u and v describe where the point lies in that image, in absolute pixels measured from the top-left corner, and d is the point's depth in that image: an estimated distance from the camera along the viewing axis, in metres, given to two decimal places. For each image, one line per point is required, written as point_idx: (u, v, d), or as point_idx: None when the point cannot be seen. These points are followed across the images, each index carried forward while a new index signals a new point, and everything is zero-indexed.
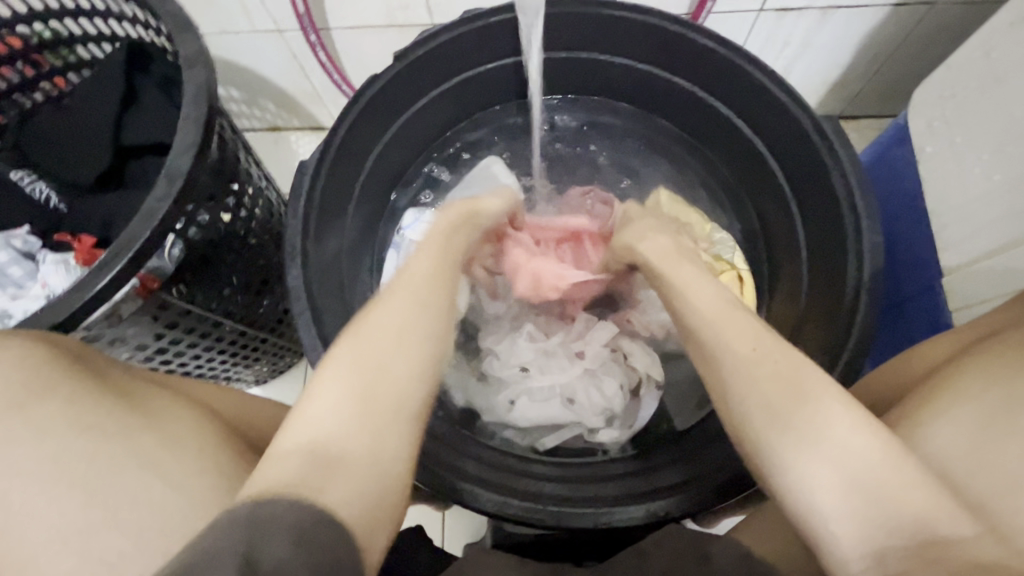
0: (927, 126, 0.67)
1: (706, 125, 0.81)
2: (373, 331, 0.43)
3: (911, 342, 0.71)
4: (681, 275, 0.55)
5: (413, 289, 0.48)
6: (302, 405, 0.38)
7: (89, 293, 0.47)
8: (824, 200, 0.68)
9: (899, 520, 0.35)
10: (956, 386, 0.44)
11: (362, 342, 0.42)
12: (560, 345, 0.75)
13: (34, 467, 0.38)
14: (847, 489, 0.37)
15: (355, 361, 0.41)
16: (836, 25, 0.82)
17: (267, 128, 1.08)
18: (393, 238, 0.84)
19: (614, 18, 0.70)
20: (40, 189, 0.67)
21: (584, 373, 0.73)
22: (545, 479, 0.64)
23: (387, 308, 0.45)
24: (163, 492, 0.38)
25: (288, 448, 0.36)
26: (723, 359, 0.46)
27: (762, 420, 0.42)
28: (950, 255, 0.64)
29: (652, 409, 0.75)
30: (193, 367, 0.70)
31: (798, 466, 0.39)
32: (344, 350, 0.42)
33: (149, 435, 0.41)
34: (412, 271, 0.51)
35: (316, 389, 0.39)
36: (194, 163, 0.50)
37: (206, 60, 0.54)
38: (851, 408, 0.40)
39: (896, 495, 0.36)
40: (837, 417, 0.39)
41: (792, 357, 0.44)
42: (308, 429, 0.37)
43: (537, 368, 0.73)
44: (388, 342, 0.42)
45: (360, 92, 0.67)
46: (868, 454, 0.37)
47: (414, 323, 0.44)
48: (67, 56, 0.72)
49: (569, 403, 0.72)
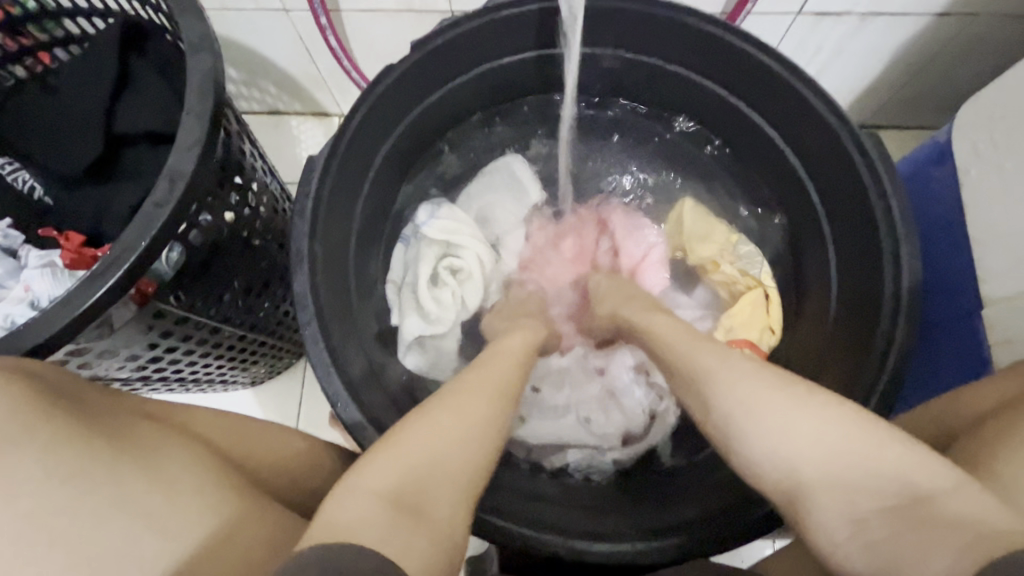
0: (972, 148, 0.63)
1: (735, 132, 0.77)
2: (455, 397, 0.46)
3: (945, 371, 0.68)
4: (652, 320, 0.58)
5: (495, 370, 0.52)
6: (382, 454, 0.40)
7: (81, 306, 0.43)
8: (859, 221, 0.64)
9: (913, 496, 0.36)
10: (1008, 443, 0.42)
11: (445, 416, 0.43)
12: (580, 362, 0.72)
13: (16, 511, 0.34)
14: (843, 469, 0.39)
15: (433, 428, 0.42)
16: (873, 32, 0.78)
17: (266, 111, 1.02)
18: (404, 231, 0.79)
19: (649, 16, 0.65)
20: (23, 179, 0.62)
21: (603, 391, 0.71)
22: (540, 505, 0.60)
23: (471, 383, 0.48)
24: (160, 543, 0.35)
25: (364, 492, 0.37)
26: (736, 376, 0.46)
27: (740, 425, 0.44)
28: (990, 285, 0.61)
29: (667, 428, 0.70)
30: (188, 372, 0.65)
31: (795, 453, 0.41)
32: (427, 411, 0.44)
33: (145, 470, 0.37)
34: (491, 367, 0.52)
35: (394, 442, 0.41)
36: (199, 162, 0.46)
37: (211, 46, 0.48)
38: (775, 388, 0.44)
39: (905, 473, 0.37)
40: (774, 404, 0.43)
41: (736, 375, 0.46)
42: (383, 480, 0.38)
43: (548, 384, 0.71)
44: (469, 407, 0.45)
45: (374, 85, 0.62)
46: (831, 424, 0.40)
47: (493, 412, 0.46)
48: (53, 30, 0.66)
49: (585, 422, 0.70)
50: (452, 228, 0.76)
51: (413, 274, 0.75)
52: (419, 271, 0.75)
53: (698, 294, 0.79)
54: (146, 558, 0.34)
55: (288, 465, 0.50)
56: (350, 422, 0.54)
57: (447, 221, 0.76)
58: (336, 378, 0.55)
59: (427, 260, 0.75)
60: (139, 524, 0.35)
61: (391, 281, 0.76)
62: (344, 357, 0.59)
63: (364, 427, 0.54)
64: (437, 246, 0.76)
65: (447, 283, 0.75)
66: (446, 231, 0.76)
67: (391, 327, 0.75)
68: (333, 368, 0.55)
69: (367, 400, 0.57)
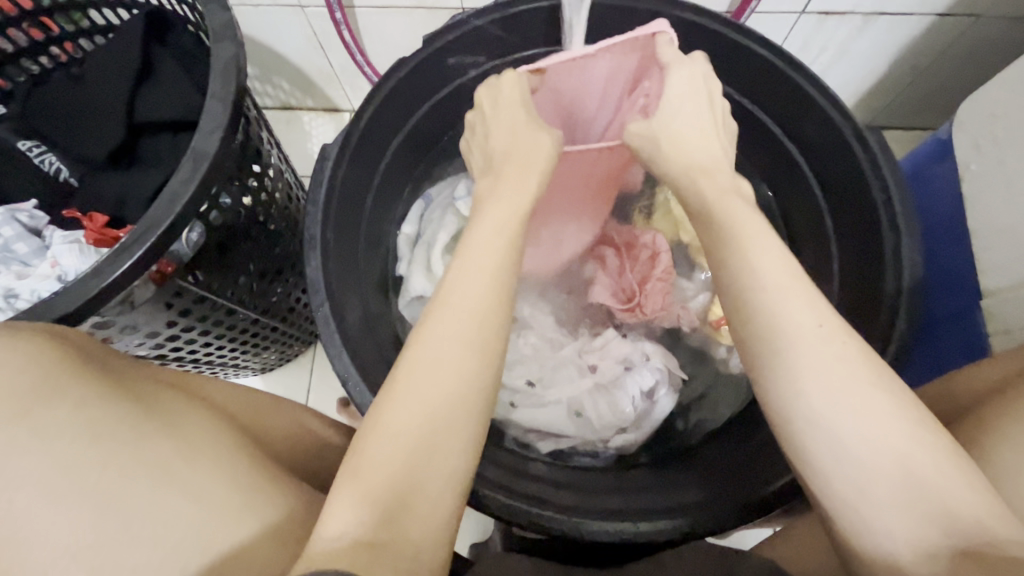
0: (973, 143, 0.65)
1: (739, 128, 0.79)
2: (422, 393, 0.39)
3: (946, 362, 0.69)
4: (746, 255, 0.45)
5: (466, 335, 0.42)
6: (349, 484, 0.36)
7: (108, 279, 0.44)
8: (861, 214, 0.66)
9: (960, 523, 0.36)
10: (1000, 429, 0.43)
11: (409, 422, 0.38)
12: (571, 357, 0.72)
13: (46, 467, 0.35)
14: (901, 483, 0.37)
15: (402, 441, 0.38)
16: (877, 32, 0.79)
17: (279, 107, 1.04)
18: (427, 189, 0.81)
19: (657, 12, 0.67)
20: (49, 161, 0.65)
21: (594, 387, 0.70)
22: (541, 482, 0.60)
23: (438, 362, 0.40)
24: (182, 500, 0.36)
25: (334, 534, 0.34)
26: (817, 358, 0.40)
27: (817, 410, 0.39)
28: (990, 277, 0.62)
29: (665, 410, 0.71)
30: (201, 354, 0.67)
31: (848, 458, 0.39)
32: (394, 418, 0.39)
33: (168, 433, 0.39)
34: (456, 319, 0.42)
35: (361, 466, 0.37)
36: (222, 145, 0.48)
37: (235, 34, 0.50)
38: (863, 381, 0.39)
39: (948, 496, 0.36)
40: (858, 402, 0.39)
41: (827, 355, 0.40)
42: (353, 512, 0.35)
43: (540, 379, 0.71)
44: (437, 409, 0.39)
45: (387, 76, 0.64)
46: (901, 435, 0.38)
47: (466, 400, 0.40)
48: (79, 21, 0.68)
49: (575, 416, 0.69)
50: None
51: (426, 233, 0.77)
52: (434, 234, 0.76)
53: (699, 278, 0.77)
54: (168, 513, 0.36)
55: (301, 440, 0.52)
56: (360, 402, 0.55)
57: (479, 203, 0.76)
58: (346, 358, 0.56)
59: (444, 228, 0.76)
60: (161, 484, 0.36)
61: (404, 233, 0.78)
62: (355, 339, 0.60)
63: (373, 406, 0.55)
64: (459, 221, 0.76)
65: None
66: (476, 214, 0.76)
67: (397, 277, 0.78)
68: (343, 348, 0.57)
69: (375, 380, 0.59)
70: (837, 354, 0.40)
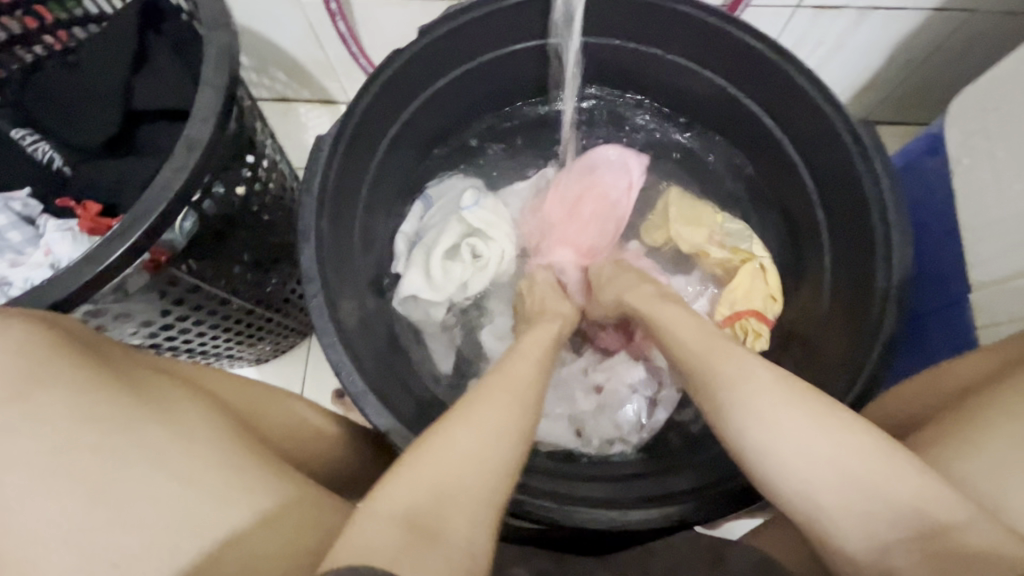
0: (964, 137, 0.65)
1: (734, 123, 0.79)
2: (479, 414, 0.44)
3: (934, 356, 0.70)
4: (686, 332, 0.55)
5: (514, 384, 0.49)
6: (407, 474, 0.39)
7: (99, 266, 0.44)
8: (851, 209, 0.66)
9: (899, 512, 0.39)
10: (982, 418, 0.44)
11: (432, 446, 0.41)
12: (577, 376, 0.74)
13: (41, 450, 0.36)
14: (850, 490, 0.40)
15: (461, 444, 0.41)
16: (872, 27, 0.80)
17: (275, 98, 1.04)
18: (426, 189, 0.83)
19: (652, 5, 0.67)
20: (43, 150, 0.65)
21: (597, 407, 0.72)
22: (532, 472, 0.60)
23: (491, 394, 0.47)
24: (175, 481, 0.37)
25: (387, 515, 0.36)
26: (766, 392, 0.45)
27: (766, 439, 0.44)
28: (979, 271, 0.63)
29: (665, 416, 0.72)
30: (196, 344, 0.67)
31: (830, 475, 0.41)
32: (452, 428, 0.43)
33: (160, 418, 0.39)
34: (507, 376, 0.50)
35: (419, 461, 0.40)
36: (214, 133, 0.48)
37: (228, 23, 0.50)
38: (811, 405, 0.44)
39: (887, 490, 0.39)
40: (813, 419, 0.43)
41: (772, 390, 0.45)
42: (404, 499, 0.37)
43: (544, 397, 0.72)
44: (492, 426, 0.43)
45: (382, 67, 0.64)
46: (834, 444, 0.41)
47: (512, 420, 0.45)
48: (72, 9, 0.68)
49: (578, 434, 0.71)
50: (490, 221, 0.77)
51: (427, 235, 0.78)
52: (434, 236, 0.77)
53: (695, 276, 0.81)
54: (162, 495, 0.36)
55: (296, 429, 0.52)
56: (353, 391, 0.55)
57: (488, 211, 0.78)
58: (340, 348, 0.56)
59: (446, 232, 0.76)
60: (156, 467, 0.37)
61: (403, 233, 0.80)
62: (349, 331, 0.60)
63: (367, 396, 0.55)
64: (462, 230, 0.77)
65: (462, 260, 0.76)
66: (483, 221, 0.77)
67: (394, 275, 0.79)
68: (338, 338, 0.57)
69: (369, 371, 0.59)
70: (773, 385, 0.46)
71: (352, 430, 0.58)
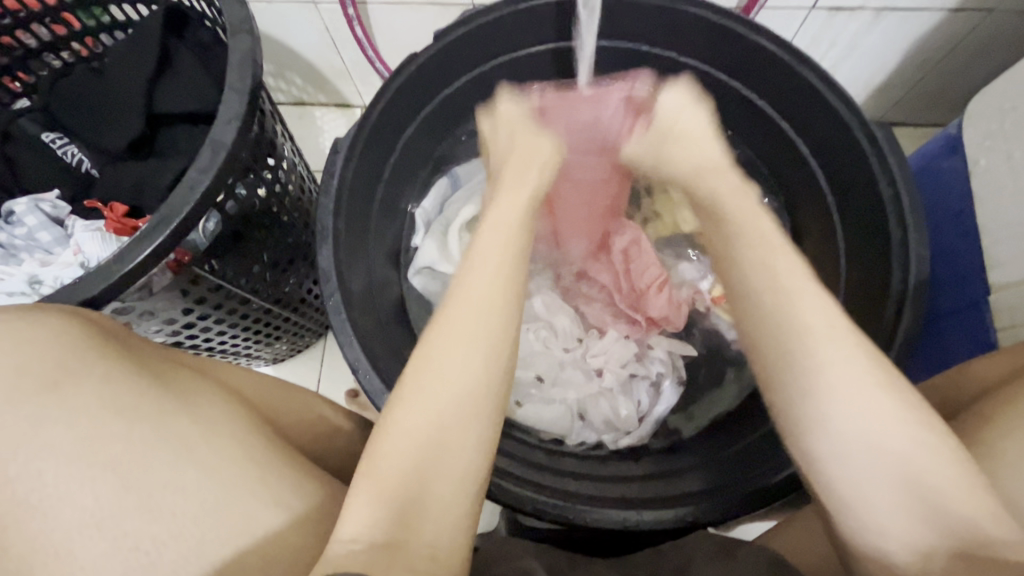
0: (982, 138, 0.65)
1: (748, 125, 0.79)
2: (434, 398, 0.40)
3: (951, 358, 0.70)
4: (773, 267, 0.46)
5: (476, 343, 0.42)
6: (367, 486, 0.37)
7: (128, 265, 0.46)
8: (867, 211, 0.66)
9: (944, 518, 0.37)
10: (1000, 421, 0.44)
11: (412, 421, 0.39)
12: (577, 359, 0.72)
13: (73, 441, 0.37)
14: (893, 496, 0.39)
15: (417, 443, 0.39)
16: (888, 28, 0.79)
17: (292, 102, 1.05)
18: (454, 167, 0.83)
19: (664, 8, 0.67)
20: (71, 153, 0.67)
21: (598, 390, 0.71)
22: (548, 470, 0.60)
23: (448, 365, 0.41)
24: (201, 474, 0.38)
25: (349, 536, 0.35)
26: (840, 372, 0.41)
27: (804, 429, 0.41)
28: (997, 272, 0.62)
29: (669, 405, 0.72)
30: (215, 342, 0.68)
31: (868, 476, 0.39)
32: (409, 423, 0.39)
33: (187, 412, 0.40)
34: (464, 323, 0.43)
35: (380, 469, 0.38)
36: (238, 136, 0.49)
37: (251, 29, 0.52)
38: (853, 397, 0.40)
39: (932, 497, 0.38)
40: (852, 412, 0.40)
41: (824, 373, 0.41)
42: (370, 517, 0.35)
43: (547, 378, 0.71)
44: (452, 414, 0.40)
45: (398, 71, 0.65)
46: (880, 445, 0.39)
47: (473, 400, 0.41)
48: (100, 17, 0.70)
49: (580, 419, 0.70)
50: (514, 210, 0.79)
51: (450, 212, 0.79)
52: (456, 212, 0.79)
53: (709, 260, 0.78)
54: (188, 486, 0.37)
55: (314, 425, 0.53)
56: (369, 388, 0.56)
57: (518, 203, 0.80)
58: (358, 347, 0.57)
59: (469, 204, 0.78)
60: (183, 460, 0.38)
61: (423, 208, 0.80)
62: (365, 329, 0.61)
63: (383, 394, 0.56)
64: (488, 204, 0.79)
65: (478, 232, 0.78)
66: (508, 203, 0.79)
67: (411, 247, 0.80)
68: (355, 337, 0.58)
69: (385, 369, 0.60)
70: (852, 362, 0.41)
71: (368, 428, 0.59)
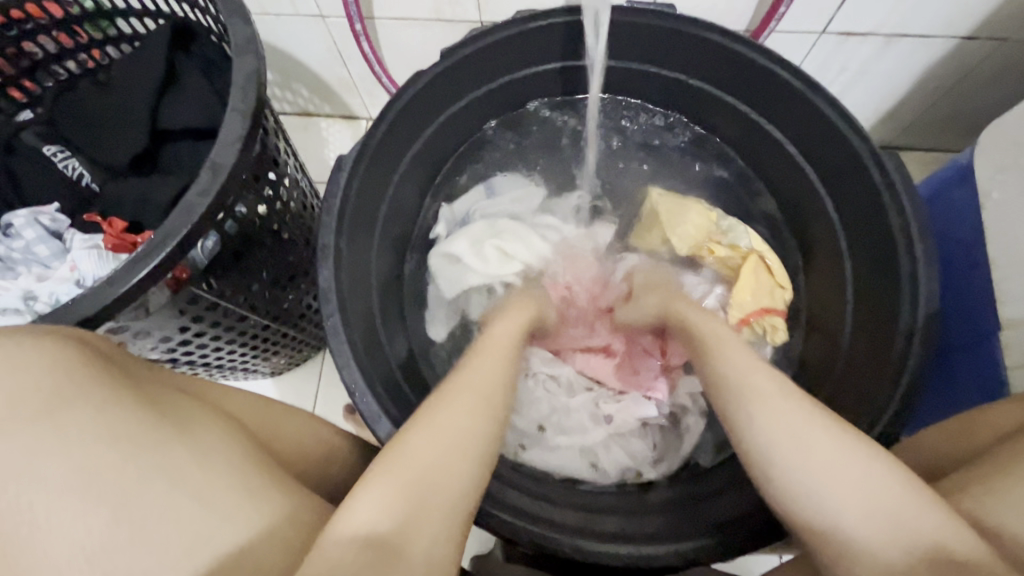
0: (996, 170, 0.63)
1: (760, 149, 0.77)
2: (445, 429, 0.43)
3: (959, 392, 0.68)
4: (700, 324, 0.60)
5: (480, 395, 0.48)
6: (379, 481, 0.38)
7: (126, 285, 0.45)
8: (878, 239, 0.65)
9: (920, 533, 0.37)
10: (1006, 465, 0.42)
11: (423, 438, 0.42)
12: (586, 403, 0.70)
13: (62, 470, 0.36)
14: (878, 516, 0.39)
15: (428, 452, 0.41)
16: (899, 53, 0.78)
17: (297, 113, 1.05)
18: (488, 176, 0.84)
19: (673, 30, 0.66)
20: (72, 166, 0.67)
21: (610, 436, 0.69)
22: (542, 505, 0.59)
23: (461, 405, 0.46)
24: (195, 505, 0.37)
25: (358, 518, 0.35)
26: (779, 410, 0.46)
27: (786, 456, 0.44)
28: (1009, 308, 0.61)
29: (695, 437, 0.70)
30: (212, 358, 0.68)
31: (844, 504, 0.40)
32: (421, 439, 0.42)
33: (182, 440, 0.39)
34: (476, 374, 0.51)
35: (393, 466, 0.39)
36: (239, 158, 0.49)
37: (257, 49, 0.51)
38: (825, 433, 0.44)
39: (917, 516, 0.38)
40: (820, 442, 0.43)
41: (788, 417, 0.46)
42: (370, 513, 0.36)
43: (555, 427, 0.69)
44: (461, 441, 0.43)
45: (404, 89, 0.64)
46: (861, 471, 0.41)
47: (476, 434, 0.45)
48: (107, 29, 0.70)
49: (592, 466, 0.68)
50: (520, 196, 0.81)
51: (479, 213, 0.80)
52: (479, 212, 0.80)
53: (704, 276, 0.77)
54: (182, 518, 0.36)
55: (311, 449, 0.52)
56: (367, 413, 0.55)
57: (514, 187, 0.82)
58: (355, 368, 0.56)
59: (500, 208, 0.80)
60: (178, 489, 0.37)
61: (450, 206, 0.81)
62: (364, 351, 0.60)
63: (380, 418, 0.55)
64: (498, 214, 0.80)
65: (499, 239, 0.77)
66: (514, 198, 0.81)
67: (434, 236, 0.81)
68: (352, 358, 0.57)
69: (382, 390, 0.59)
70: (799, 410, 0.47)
71: (364, 451, 0.58)
